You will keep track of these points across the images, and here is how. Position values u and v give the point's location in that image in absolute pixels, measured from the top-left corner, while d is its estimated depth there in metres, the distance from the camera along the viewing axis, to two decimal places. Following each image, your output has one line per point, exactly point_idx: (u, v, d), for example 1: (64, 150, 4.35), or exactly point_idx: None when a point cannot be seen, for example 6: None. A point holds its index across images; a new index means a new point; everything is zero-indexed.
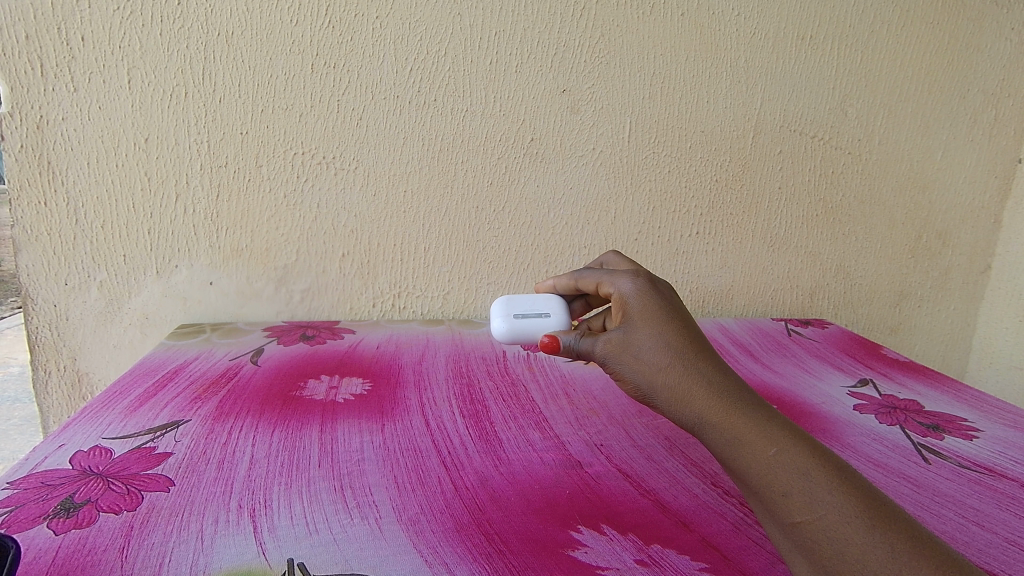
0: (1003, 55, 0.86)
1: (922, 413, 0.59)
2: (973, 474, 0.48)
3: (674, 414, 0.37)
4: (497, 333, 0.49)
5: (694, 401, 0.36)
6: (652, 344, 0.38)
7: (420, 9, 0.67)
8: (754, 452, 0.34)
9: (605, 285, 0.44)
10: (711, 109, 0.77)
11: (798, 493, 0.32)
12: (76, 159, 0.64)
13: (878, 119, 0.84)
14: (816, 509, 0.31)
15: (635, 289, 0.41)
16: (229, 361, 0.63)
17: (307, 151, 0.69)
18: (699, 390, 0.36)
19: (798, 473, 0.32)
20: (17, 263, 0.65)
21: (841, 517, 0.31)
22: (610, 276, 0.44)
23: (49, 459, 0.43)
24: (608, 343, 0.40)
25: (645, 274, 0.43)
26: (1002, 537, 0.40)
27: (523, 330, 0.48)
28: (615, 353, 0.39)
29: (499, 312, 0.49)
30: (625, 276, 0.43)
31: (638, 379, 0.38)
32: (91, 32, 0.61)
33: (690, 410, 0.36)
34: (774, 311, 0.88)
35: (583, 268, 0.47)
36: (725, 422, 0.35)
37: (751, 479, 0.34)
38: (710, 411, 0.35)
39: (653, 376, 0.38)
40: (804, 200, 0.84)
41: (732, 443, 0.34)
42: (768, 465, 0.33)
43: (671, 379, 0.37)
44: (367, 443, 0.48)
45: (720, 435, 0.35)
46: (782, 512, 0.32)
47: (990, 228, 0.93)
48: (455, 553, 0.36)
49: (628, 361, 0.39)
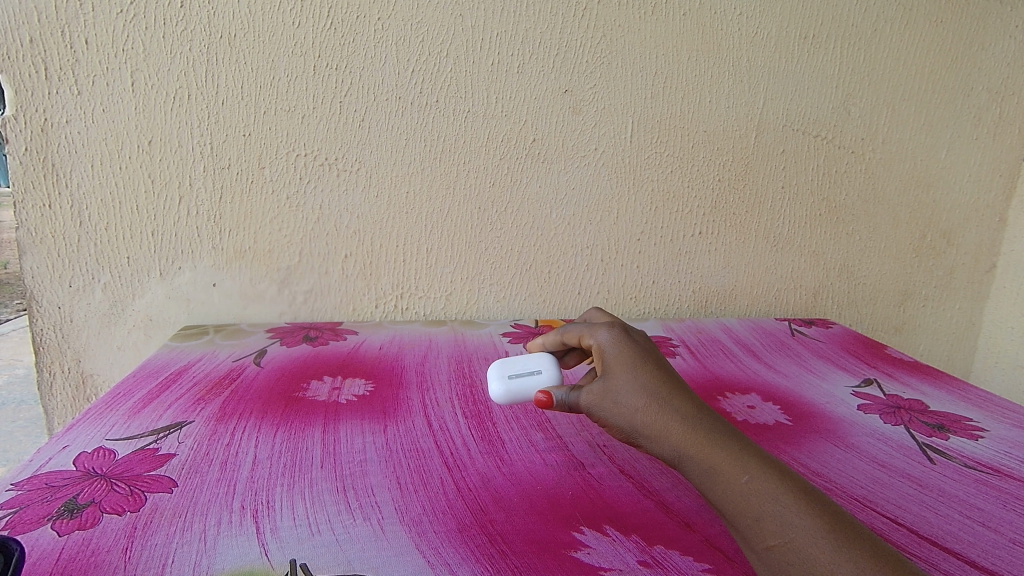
0: (1007, 53, 0.85)
1: (926, 412, 0.59)
2: (978, 474, 0.47)
3: (653, 450, 0.37)
4: (494, 397, 0.46)
5: (670, 433, 0.36)
6: (628, 388, 0.38)
7: (422, 10, 0.67)
8: (729, 481, 0.34)
9: (585, 337, 0.44)
10: (714, 107, 0.77)
11: (771, 517, 0.32)
12: (80, 161, 0.64)
13: (882, 118, 0.84)
14: (789, 530, 0.31)
15: (611, 339, 0.42)
16: (233, 362, 0.63)
17: (309, 152, 0.69)
18: (673, 423, 0.36)
19: (769, 497, 0.32)
20: (23, 266, 0.65)
21: (810, 539, 0.30)
22: (589, 328, 0.45)
23: (54, 459, 0.43)
24: (589, 392, 0.40)
25: (620, 324, 0.44)
26: (1008, 537, 0.40)
27: (521, 391, 0.45)
28: (597, 402, 0.39)
29: (494, 375, 0.46)
30: (602, 327, 0.44)
31: (618, 420, 0.38)
32: (95, 36, 0.61)
33: (666, 444, 0.36)
34: (778, 311, 0.88)
35: (567, 321, 0.48)
36: (699, 452, 0.35)
37: (727, 507, 0.33)
38: (685, 443, 0.36)
39: (632, 420, 0.38)
40: (807, 200, 0.84)
41: (708, 472, 0.35)
42: (740, 491, 0.33)
43: (647, 415, 0.37)
44: (370, 444, 0.48)
45: (696, 465, 0.35)
46: (755, 537, 0.32)
47: (996, 227, 0.92)
48: (458, 554, 0.36)
49: (608, 408, 0.39)
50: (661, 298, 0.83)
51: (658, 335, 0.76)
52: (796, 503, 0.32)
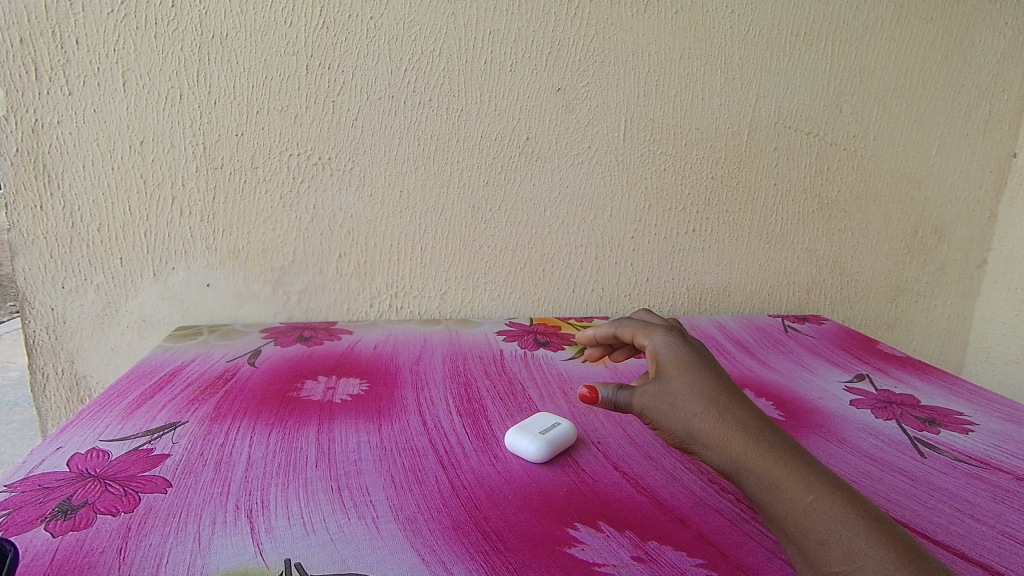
0: (996, 50, 0.86)
1: (918, 407, 0.59)
2: (969, 467, 0.48)
3: (711, 459, 0.38)
4: (532, 455, 0.46)
5: (730, 444, 0.37)
6: (687, 393, 0.39)
7: (414, 9, 0.67)
8: (791, 498, 0.34)
9: (640, 339, 0.45)
10: (705, 105, 0.78)
11: (836, 541, 0.32)
12: (72, 162, 0.64)
13: (873, 115, 0.84)
14: (855, 556, 0.31)
15: (666, 343, 0.44)
16: (227, 362, 0.63)
17: (302, 152, 0.69)
18: (734, 434, 0.37)
19: (835, 520, 0.32)
20: (14, 267, 0.65)
21: (879, 567, 0.30)
22: (645, 331, 0.46)
23: (47, 461, 0.43)
24: (644, 394, 0.40)
25: (676, 331, 0.46)
26: (998, 530, 0.40)
27: (553, 438, 0.48)
28: (652, 403, 0.40)
29: (522, 437, 0.48)
30: (658, 332, 0.45)
31: (674, 425, 0.39)
32: (86, 36, 0.61)
33: (725, 454, 0.37)
34: (771, 308, 0.88)
35: (621, 318, 0.49)
36: (761, 466, 0.35)
37: (789, 525, 0.34)
38: (747, 455, 0.36)
39: (689, 423, 0.38)
40: (799, 197, 0.84)
41: (770, 487, 0.35)
42: (805, 511, 0.33)
43: (707, 424, 0.38)
44: (364, 443, 0.48)
45: (757, 479, 0.36)
46: (819, 559, 0.32)
47: (986, 224, 0.93)
48: (452, 552, 0.36)
49: (664, 410, 0.39)
50: (655, 296, 0.84)
51: None
52: (862, 527, 0.32)
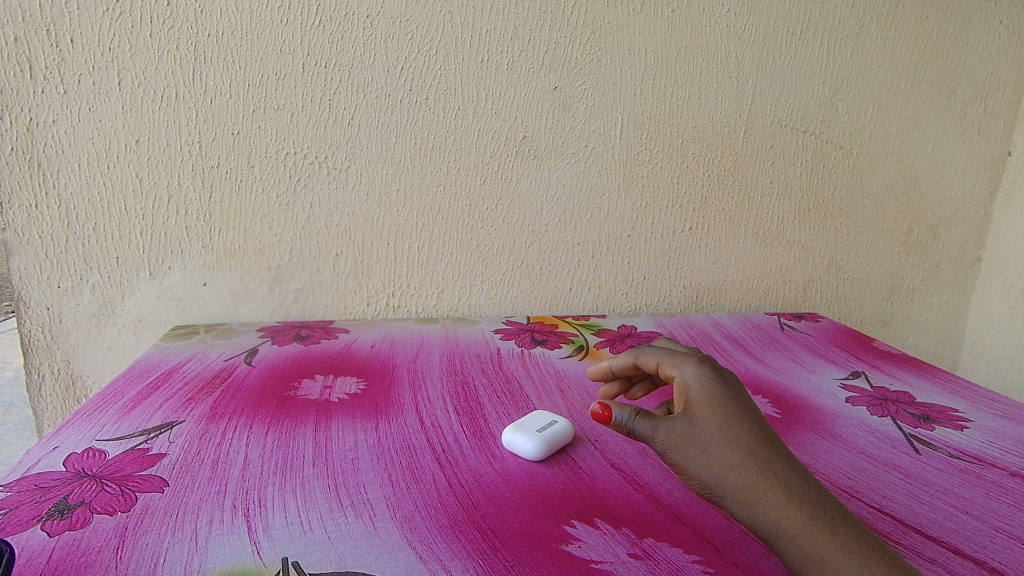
0: (991, 49, 0.86)
1: (913, 404, 0.59)
2: (963, 464, 0.48)
3: (743, 515, 0.36)
4: (529, 454, 0.47)
5: (767, 504, 0.35)
6: (721, 441, 0.37)
7: (411, 7, 0.67)
8: (831, 568, 0.33)
9: (667, 367, 0.43)
10: (701, 104, 0.78)
11: None
12: (67, 161, 0.64)
13: (869, 113, 0.84)
14: None
15: (697, 375, 0.40)
16: (224, 361, 0.63)
17: (298, 151, 0.69)
18: (773, 492, 0.35)
19: None
20: (9, 267, 0.65)
21: None
22: (673, 359, 0.43)
23: (43, 461, 0.43)
24: (670, 432, 0.38)
25: (710, 360, 0.42)
26: (992, 525, 0.40)
27: (550, 437, 0.48)
28: (679, 445, 0.37)
29: (520, 436, 0.48)
30: (689, 361, 0.42)
31: (703, 474, 0.36)
32: (80, 34, 0.61)
33: (760, 512, 0.35)
34: (767, 305, 0.88)
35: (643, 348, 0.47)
36: (802, 532, 0.34)
37: None
38: (785, 518, 0.34)
39: (723, 476, 0.36)
40: (795, 195, 0.85)
41: (808, 555, 0.33)
42: None
43: (743, 479, 0.36)
44: (362, 442, 0.48)
45: (794, 543, 0.34)
46: None
47: (981, 221, 0.93)
48: (450, 550, 0.36)
49: (693, 456, 0.37)
50: (652, 294, 0.84)
51: (648, 331, 0.77)
52: None
